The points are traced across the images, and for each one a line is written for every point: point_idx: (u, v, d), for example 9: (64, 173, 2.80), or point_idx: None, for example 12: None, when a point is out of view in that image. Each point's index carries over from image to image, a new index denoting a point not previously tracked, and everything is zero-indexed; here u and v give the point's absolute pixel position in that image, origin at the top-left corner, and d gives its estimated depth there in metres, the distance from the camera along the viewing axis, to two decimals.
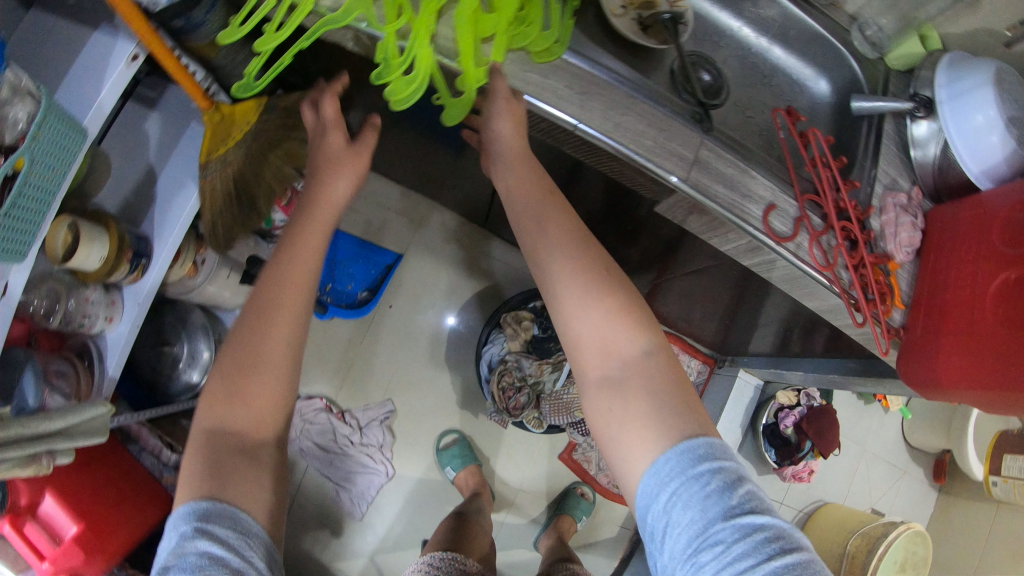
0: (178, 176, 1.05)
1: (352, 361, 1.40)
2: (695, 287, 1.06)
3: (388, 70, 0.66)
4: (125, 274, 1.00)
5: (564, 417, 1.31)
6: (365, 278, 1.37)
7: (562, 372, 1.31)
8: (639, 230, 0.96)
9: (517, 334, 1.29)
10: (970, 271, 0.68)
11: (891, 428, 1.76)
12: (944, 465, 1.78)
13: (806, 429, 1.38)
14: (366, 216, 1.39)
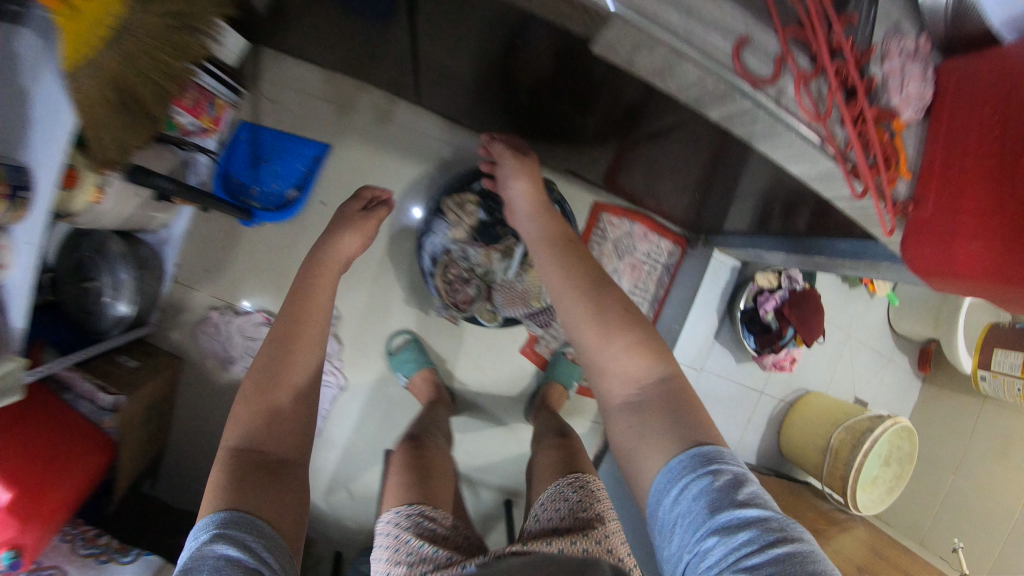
0: (51, 92, 0.75)
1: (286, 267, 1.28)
2: (663, 156, 0.92)
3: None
4: (7, 215, 0.76)
5: (517, 309, 1.20)
6: (294, 173, 1.23)
7: (513, 260, 1.16)
8: (597, 89, 0.78)
9: (460, 223, 1.14)
10: (998, 137, 0.50)
11: (878, 314, 1.66)
12: (929, 354, 1.73)
13: (788, 316, 1.20)
14: (287, 99, 1.21)
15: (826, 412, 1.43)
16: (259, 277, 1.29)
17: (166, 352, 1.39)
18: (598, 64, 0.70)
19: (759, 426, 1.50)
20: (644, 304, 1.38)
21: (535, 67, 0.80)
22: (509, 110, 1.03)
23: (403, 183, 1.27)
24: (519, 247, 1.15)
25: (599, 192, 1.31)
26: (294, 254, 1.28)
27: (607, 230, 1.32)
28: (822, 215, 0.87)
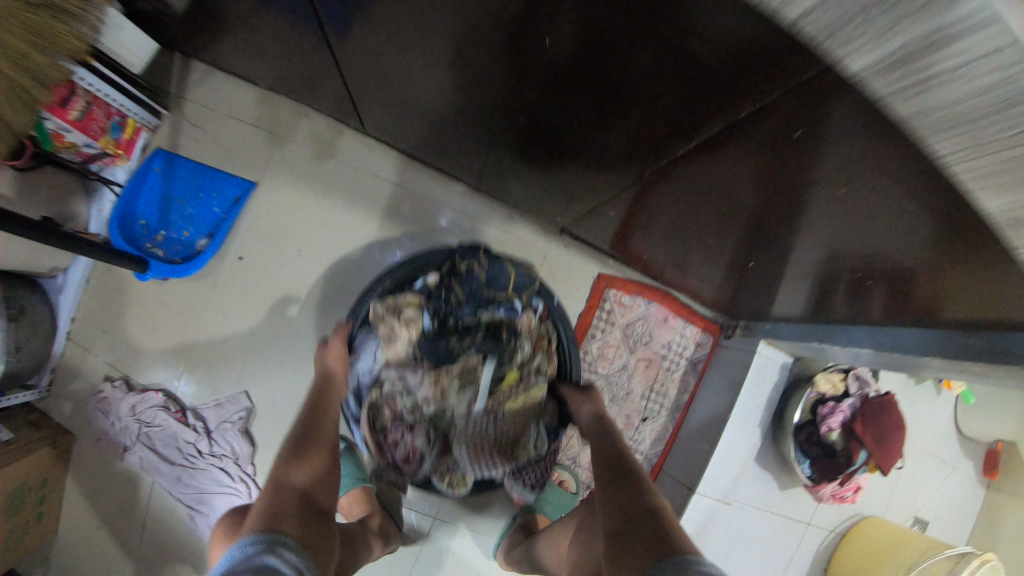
0: None
1: (198, 337, 1.00)
2: (699, 202, 0.66)
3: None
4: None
5: (487, 469, 0.89)
6: (208, 218, 0.97)
7: (473, 395, 0.86)
8: (659, 89, 0.47)
9: (392, 336, 0.86)
10: None
11: (943, 416, 1.36)
12: (997, 456, 1.39)
13: (860, 434, 0.94)
14: (213, 125, 0.98)
15: (885, 545, 1.10)
16: (163, 349, 1.00)
17: (56, 426, 0.97)
18: (623, 47, 0.43)
19: (802, 565, 1.15)
20: (659, 415, 1.10)
21: (514, 79, 0.57)
22: (488, 150, 0.80)
23: (367, 242, 1.02)
24: (484, 372, 0.85)
25: (605, 260, 1.08)
26: (216, 320, 1.00)
27: (614, 313, 1.07)
28: (909, 289, 0.60)
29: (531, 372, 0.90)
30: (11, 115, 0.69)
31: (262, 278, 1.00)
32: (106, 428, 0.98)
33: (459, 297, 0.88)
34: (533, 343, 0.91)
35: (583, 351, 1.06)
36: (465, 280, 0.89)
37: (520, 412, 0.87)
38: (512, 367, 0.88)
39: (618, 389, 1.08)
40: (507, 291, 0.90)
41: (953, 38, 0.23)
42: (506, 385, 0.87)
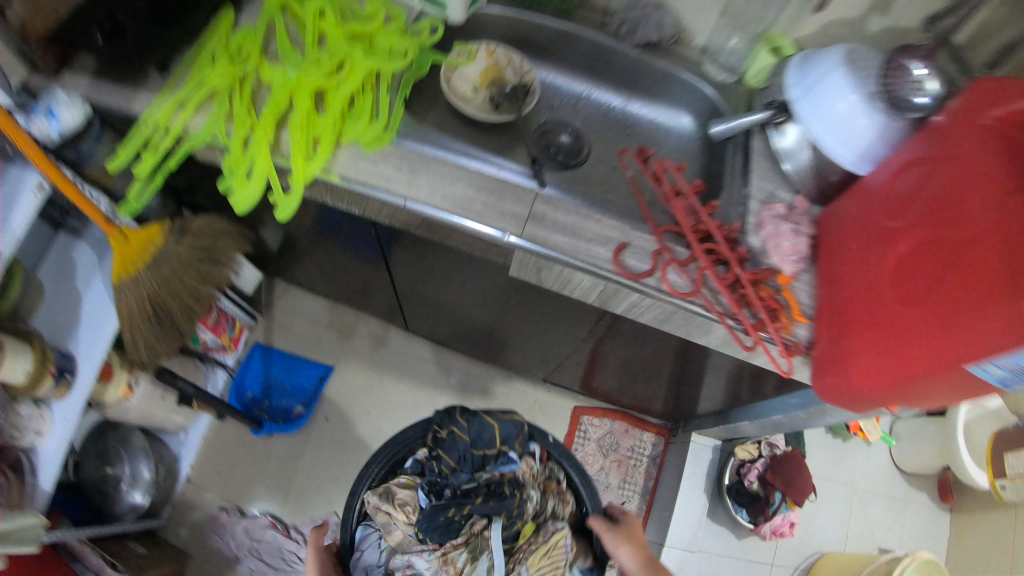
0: (101, 299, 1.00)
1: (294, 472, 1.34)
2: (626, 358, 1.05)
3: (231, 177, 0.64)
4: (52, 392, 0.93)
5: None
6: (302, 391, 1.37)
7: (489, 564, 0.79)
8: (565, 322, 0.83)
9: (395, 526, 0.81)
10: (857, 259, 0.63)
11: (880, 459, 1.66)
12: (948, 484, 1.63)
13: (772, 481, 1.24)
14: (297, 325, 1.41)
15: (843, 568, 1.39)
16: (268, 483, 1.33)
17: (175, 547, 1.26)
18: (535, 309, 0.80)
19: None
20: (634, 498, 1.41)
21: (495, 310, 0.98)
22: (484, 338, 1.22)
23: (407, 393, 1.39)
24: (495, 536, 0.80)
25: (577, 396, 1.44)
26: (304, 462, 1.34)
27: (589, 430, 1.42)
28: (757, 389, 0.97)
29: (548, 518, 0.85)
30: (181, 321, 0.99)
31: (333, 432, 1.36)
32: (221, 546, 1.28)
33: (450, 467, 0.83)
34: (539, 488, 0.87)
35: None
36: (449, 447, 0.83)
37: (545, 567, 0.78)
38: (527, 520, 0.83)
39: (598, 483, 1.39)
40: (496, 446, 0.85)
41: (619, 296, 0.62)
42: (523, 539, 0.82)
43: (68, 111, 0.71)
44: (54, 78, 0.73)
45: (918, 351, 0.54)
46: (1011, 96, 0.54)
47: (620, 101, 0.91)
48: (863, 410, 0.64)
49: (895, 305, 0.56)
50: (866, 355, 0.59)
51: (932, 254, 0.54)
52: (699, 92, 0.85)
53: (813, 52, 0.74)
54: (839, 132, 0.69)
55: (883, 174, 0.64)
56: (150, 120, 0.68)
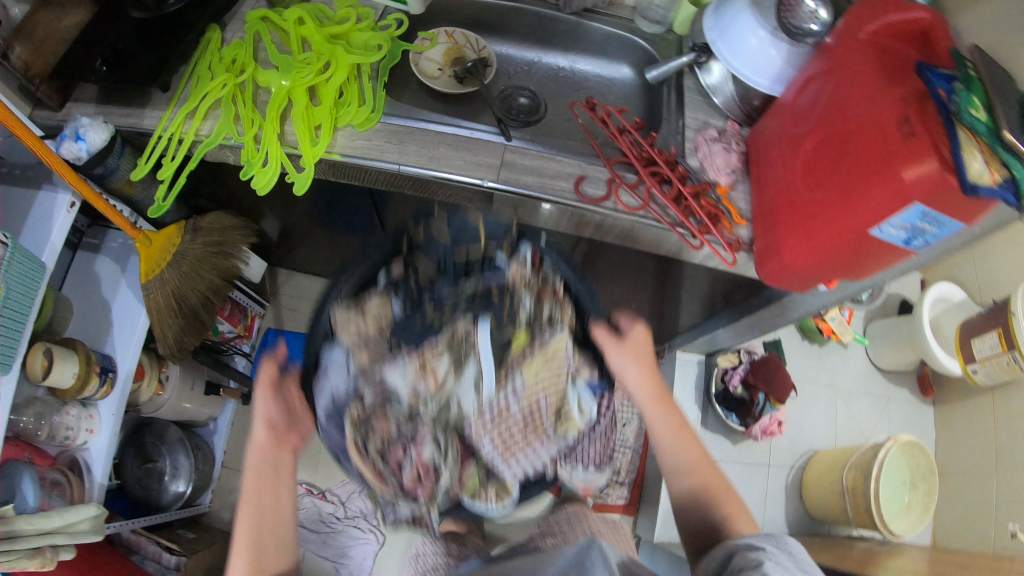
0: (130, 302, 1.09)
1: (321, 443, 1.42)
2: (608, 287, 1.17)
3: (250, 167, 0.76)
4: (99, 390, 1.02)
5: (526, 458, 0.67)
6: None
7: (476, 370, 0.69)
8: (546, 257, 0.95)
9: (365, 343, 0.68)
10: (781, 163, 0.75)
11: (857, 358, 1.75)
12: (927, 378, 1.72)
13: (754, 382, 1.39)
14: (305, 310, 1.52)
15: (833, 459, 1.49)
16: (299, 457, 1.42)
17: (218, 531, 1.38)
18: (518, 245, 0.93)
19: (778, 498, 1.56)
20: (634, 419, 1.49)
21: None
22: None
23: None
24: (481, 337, 0.69)
25: None
26: None
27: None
28: (729, 296, 1.09)
29: (544, 327, 0.71)
30: (202, 313, 1.10)
31: None
32: None
33: (428, 273, 0.73)
34: (534, 294, 0.72)
35: None
36: (427, 249, 0.73)
37: (545, 377, 0.68)
38: (520, 328, 0.71)
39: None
40: (480, 244, 0.73)
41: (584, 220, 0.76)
42: (516, 350, 0.70)
43: (93, 132, 0.81)
44: (60, 111, 0.87)
45: (829, 225, 0.66)
46: (878, 14, 0.67)
47: (567, 62, 1.02)
48: (805, 288, 0.77)
49: (811, 193, 0.69)
50: (793, 238, 0.71)
51: (832, 146, 0.66)
52: (634, 45, 0.97)
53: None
54: (750, 63, 0.81)
55: (794, 88, 0.77)
56: (165, 133, 0.80)
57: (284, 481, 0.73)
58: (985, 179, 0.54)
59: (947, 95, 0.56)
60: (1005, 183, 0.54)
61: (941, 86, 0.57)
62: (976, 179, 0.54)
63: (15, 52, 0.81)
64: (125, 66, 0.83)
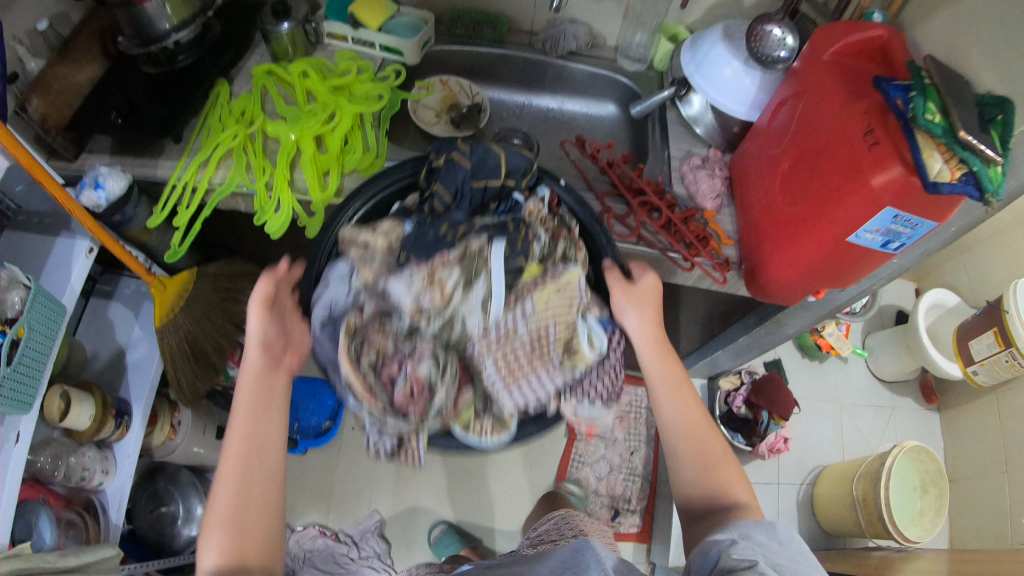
0: (144, 346, 1.12)
1: (333, 483, 1.42)
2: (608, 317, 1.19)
3: (263, 213, 0.81)
4: (113, 433, 1.05)
5: (528, 383, 0.72)
6: (326, 408, 1.43)
7: (485, 290, 0.70)
8: None
9: (371, 259, 0.73)
10: (761, 181, 0.80)
11: (858, 372, 1.77)
12: (930, 385, 1.75)
13: (757, 402, 1.39)
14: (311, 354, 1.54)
15: (843, 470, 1.50)
16: (310, 498, 1.41)
17: None
18: None
19: (790, 515, 1.56)
20: (642, 446, 1.52)
21: None
22: None
23: None
24: (493, 255, 0.71)
25: None
26: (339, 471, 1.44)
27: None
28: (727, 315, 1.12)
29: (557, 261, 0.75)
30: (215, 357, 1.12)
31: (361, 440, 1.46)
32: None
33: (446, 197, 0.76)
34: (549, 232, 0.77)
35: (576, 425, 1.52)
36: (447, 173, 0.76)
37: (556, 305, 0.71)
38: (533, 260, 0.73)
39: (606, 438, 1.51)
40: (501, 178, 0.78)
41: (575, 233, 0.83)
42: (528, 279, 0.73)
43: (112, 181, 0.85)
44: (74, 161, 0.89)
45: (811, 233, 0.69)
46: (838, 36, 0.73)
47: (556, 104, 1.08)
48: (795, 298, 0.80)
49: (791, 206, 0.73)
50: (779, 250, 0.74)
51: (807, 161, 0.71)
52: (617, 83, 1.03)
53: (697, 35, 0.92)
54: (726, 92, 0.87)
55: (769, 111, 0.82)
56: (180, 182, 0.84)
57: (275, 412, 0.73)
58: (946, 175, 0.57)
59: (905, 105, 0.59)
60: (966, 178, 0.56)
61: (899, 95, 0.60)
62: (936, 177, 0.57)
63: (34, 104, 0.84)
64: (138, 117, 0.89)
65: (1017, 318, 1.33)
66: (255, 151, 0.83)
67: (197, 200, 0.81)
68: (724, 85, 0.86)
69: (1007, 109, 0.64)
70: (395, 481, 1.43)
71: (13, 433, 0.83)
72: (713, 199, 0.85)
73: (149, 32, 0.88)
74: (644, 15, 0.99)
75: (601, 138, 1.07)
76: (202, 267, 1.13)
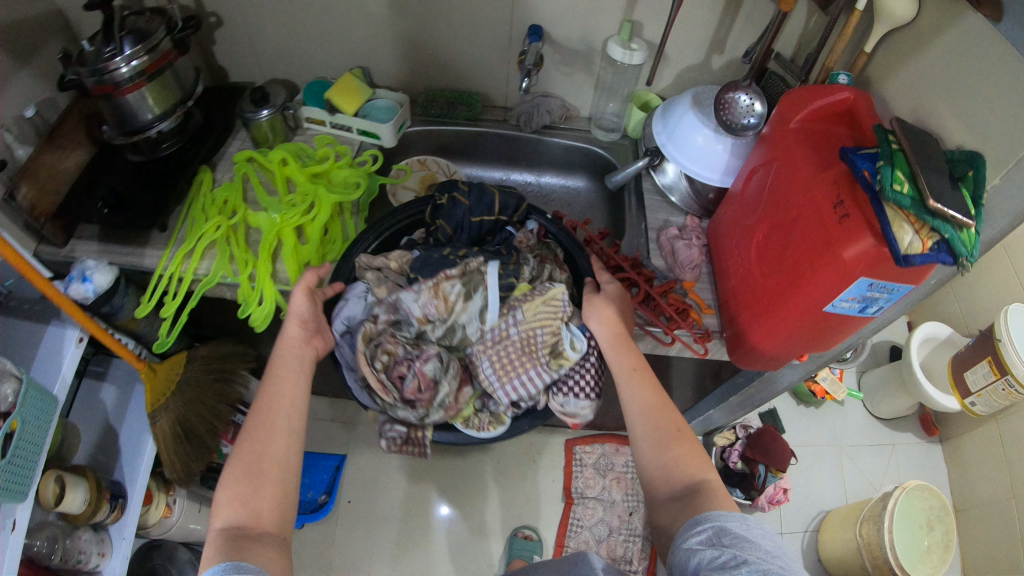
0: (137, 429, 1.10)
1: (331, 557, 1.39)
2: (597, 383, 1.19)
3: (247, 305, 0.83)
4: (109, 516, 1.02)
5: (519, 379, 0.79)
6: (321, 482, 1.47)
7: (482, 302, 0.79)
8: None
9: (384, 280, 0.84)
10: (740, 250, 0.81)
11: (856, 413, 1.77)
12: (930, 418, 1.74)
13: (752, 456, 1.41)
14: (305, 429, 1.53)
15: (846, 514, 1.48)
16: (308, 575, 1.37)
17: None
18: None
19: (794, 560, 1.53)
20: (641, 507, 1.50)
21: None
22: None
23: (407, 468, 1.50)
24: (490, 272, 0.80)
25: (566, 431, 1.59)
26: (337, 544, 1.41)
27: (584, 457, 1.55)
28: (717, 373, 1.12)
29: (543, 281, 0.84)
30: (209, 440, 1.10)
31: (358, 512, 1.44)
32: None
33: (449, 231, 0.86)
34: (537, 257, 0.87)
35: (574, 488, 1.51)
36: (449, 210, 0.86)
37: (542, 314, 0.79)
38: (522, 280, 0.83)
39: (604, 500, 1.50)
40: (495, 212, 0.87)
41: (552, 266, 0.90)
42: (519, 294, 0.81)
43: (99, 274, 0.86)
44: (63, 248, 0.90)
45: (792, 302, 0.70)
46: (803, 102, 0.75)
47: (534, 178, 1.11)
48: (781, 363, 0.80)
49: (770, 275, 0.73)
50: (764, 318, 0.75)
51: (781, 231, 0.72)
52: (592, 153, 1.05)
53: (667, 104, 0.95)
54: (699, 160, 0.88)
55: (741, 177, 0.83)
56: (165, 272, 0.85)
57: (298, 379, 0.75)
58: (918, 246, 0.57)
59: (872, 176, 0.60)
60: (938, 246, 0.57)
61: (866, 166, 0.61)
62: (907, 249, 0.57)
63: (22, 192, 0.84)
64: (126, 207, 0.90)
65: (1010, 345, 1.32)
66: (239, 241, 0.85)
67: (184, 290, 0.82)
68: (696, 152, 0.87)
69: (977, 164, 0.63)
70: (395, 552, 1.40)
71: (9, 522, 0.81)
72: (691, 270, 0.87)
73: (131, 122, 0.88)
74: (615, 85, 1.02)
75: (580, 209, 1.09)
76: (193, 350, 1.14)
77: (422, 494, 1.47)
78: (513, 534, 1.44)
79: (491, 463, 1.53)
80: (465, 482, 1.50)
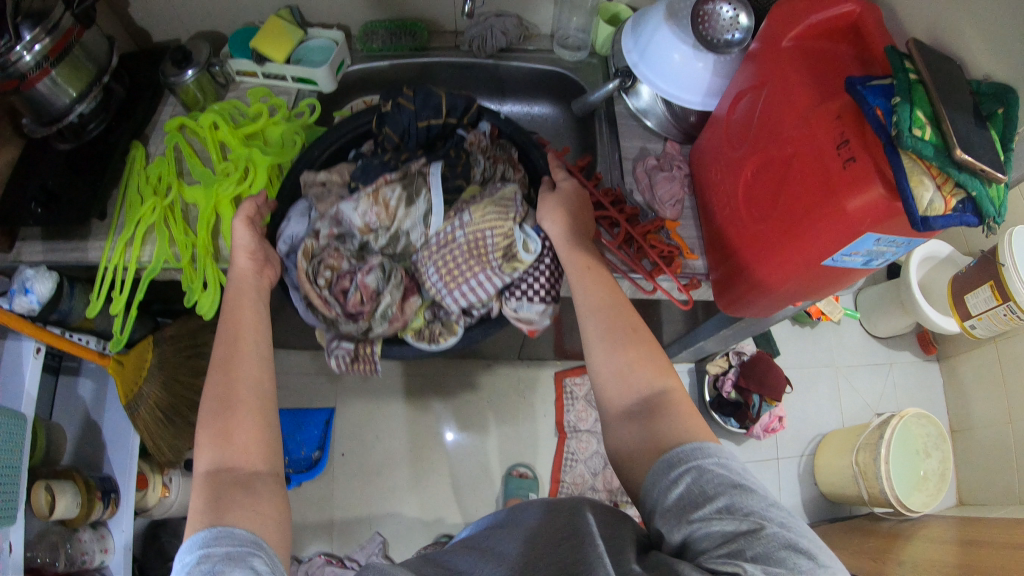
0: (118, 425, 1.05)
1: (330, 507, 1.38)
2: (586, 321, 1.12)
3: (190, 292, 0.79)
4: (105, 513, 1.00)
5: (467, 285, 0.74)
6: (314, 438, 1.43)
7: (426, 208, 0.75)
8: None
9: (328, 195, 0.78)
10: (728, 188, 0.73)
11: (853, 333, 1.72)
12: (927, 336, 1.69)
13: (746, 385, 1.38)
14: (287, 381, 1.48)
15: (844, 441, 1.46)
16: (311, 524, 1.37)
17: None
18: None
19: (793, 489, 1.53)
20: None
21: None
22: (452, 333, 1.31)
23: (398, 414, 1.46)
24: (433, 171, 0.75)
25: (554, 364, 1.54)
26: (334, 493, 1.40)
27: (574, 390, 1.51)
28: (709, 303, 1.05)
29: (496, 181, 0.79)
30: (190, 414, 1.05)
31: (352, 462, 1.42)
32: None
33: (394, 138, 0.78)
34: (490, 158, 0.81)
35: (567, 421, 1.48)
36: (393, 117, 0.77)
37: (491, 214, 0.72)
38: (472, 183, 0.78)
39: (597, 432, 1.48)
40: (442, 116, 0.78)
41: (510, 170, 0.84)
42: (469, 197, 0.76)
43: (39, 283, 0.82)
44: (9, 251, 0.81)
45: (787, 253, 0.63)
46: (800, 16, 0.63)
47: (496, 105, 1.02)
48: (774, 310, 0.73)
49: (763, 221, 0.66)
50: (758, 267, 0.68)
51: (775, 171, 0.63)
52: (556, 77, 0.95)
53: (639, 15, 0.83)
54: (676, 79, 0.78)
55: (727, 99, 0.74)
56: (109, 264, 0.79)
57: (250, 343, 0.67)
58: (939, 206, 0.49)
59: (886, 116, 0.50)
60: (962, 204, 0.50)
61: (878, 103, 0.51)
62: (926, 210, 0.49)
63: None
64: (61, 202, 0.80)
65: (1015, 272, 1.26)
66: (178, 225, 0.79)
67: (130, 285, 0.76)
68: (671, 71, 0.77)
69: (1009, 102, 0.53)
70: (394, 498, 1.40)
71: (5, 544, 0.84)
72: (675, 209, 0.80)
73: (48, 109, 0.79)
74: None
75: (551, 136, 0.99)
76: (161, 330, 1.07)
77: (414, 440, 1.45)
78: (509, 472, 1.43)
79: (482, 404, 1.49)
80: (456, 424, 1.47)
